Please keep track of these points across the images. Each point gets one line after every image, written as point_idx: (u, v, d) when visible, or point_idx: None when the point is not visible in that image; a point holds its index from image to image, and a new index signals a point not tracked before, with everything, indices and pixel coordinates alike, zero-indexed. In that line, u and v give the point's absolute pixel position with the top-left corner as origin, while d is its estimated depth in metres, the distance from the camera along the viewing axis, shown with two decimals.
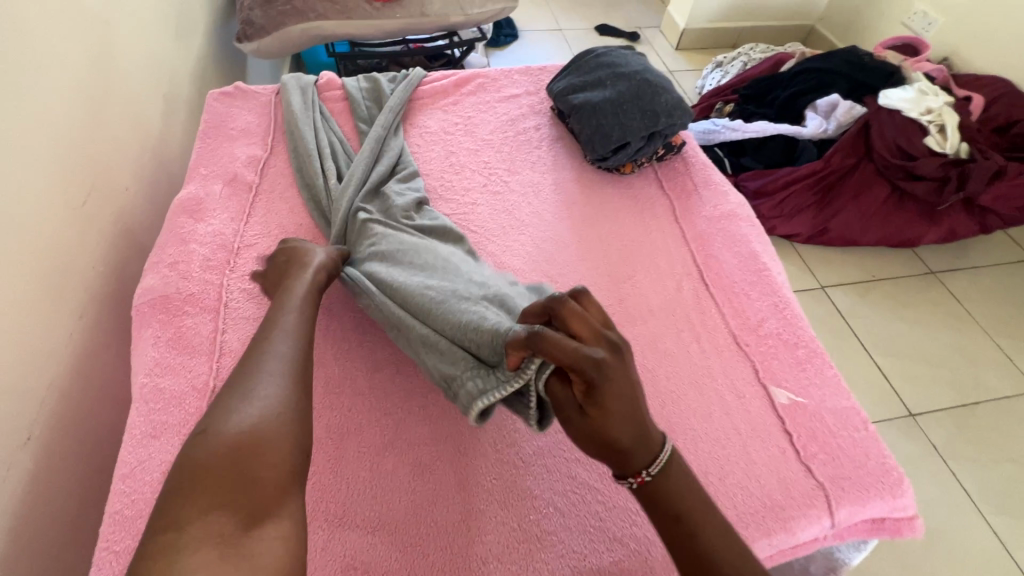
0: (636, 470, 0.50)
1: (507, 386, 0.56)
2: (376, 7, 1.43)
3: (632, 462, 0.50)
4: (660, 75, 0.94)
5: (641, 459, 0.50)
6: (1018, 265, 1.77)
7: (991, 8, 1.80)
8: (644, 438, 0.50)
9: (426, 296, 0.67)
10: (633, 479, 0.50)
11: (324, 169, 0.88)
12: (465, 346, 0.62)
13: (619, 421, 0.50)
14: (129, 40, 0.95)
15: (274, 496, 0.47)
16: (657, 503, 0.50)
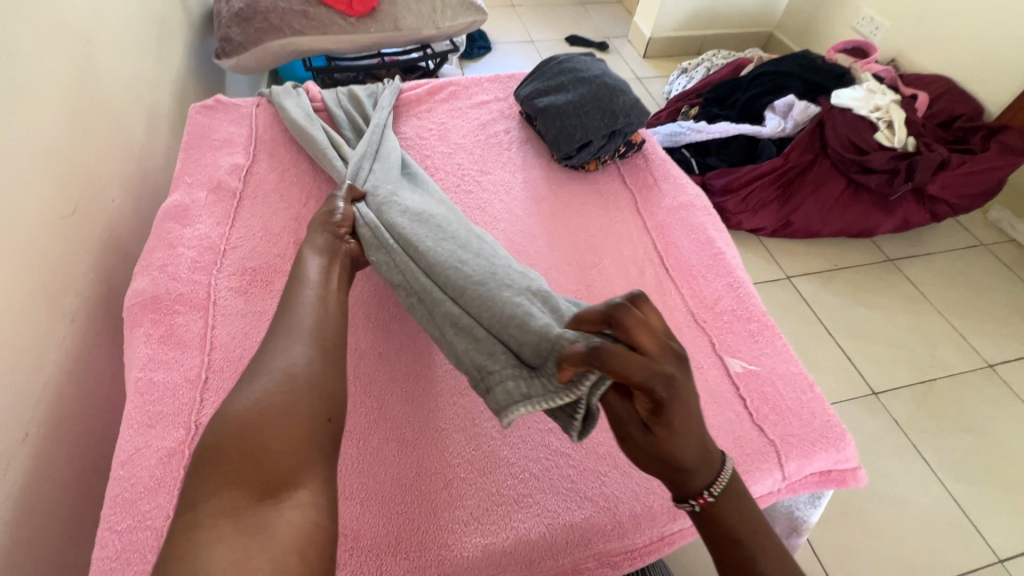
0: (695, 491, 0.51)
1: (555, 398, 0.56)
2: (351, 22, 1.49)
3: (693, 483, 0.51)
4: (619, 78, 1.01)
5: (701, 481, 0.51)
6: (968, 250, 1.88)
7: (930, 11, 1.94)
8: (703, 460, 0.51)
9: (460, 285, 0.70)
10: (697, 500, 0.50)
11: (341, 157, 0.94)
12: (506, 344, 0.64)
13: (684, 441, 0.50)
14: (112, 58, 0.99)
15: (287, 470, 0.51)
16: (717, 526, 0.50)
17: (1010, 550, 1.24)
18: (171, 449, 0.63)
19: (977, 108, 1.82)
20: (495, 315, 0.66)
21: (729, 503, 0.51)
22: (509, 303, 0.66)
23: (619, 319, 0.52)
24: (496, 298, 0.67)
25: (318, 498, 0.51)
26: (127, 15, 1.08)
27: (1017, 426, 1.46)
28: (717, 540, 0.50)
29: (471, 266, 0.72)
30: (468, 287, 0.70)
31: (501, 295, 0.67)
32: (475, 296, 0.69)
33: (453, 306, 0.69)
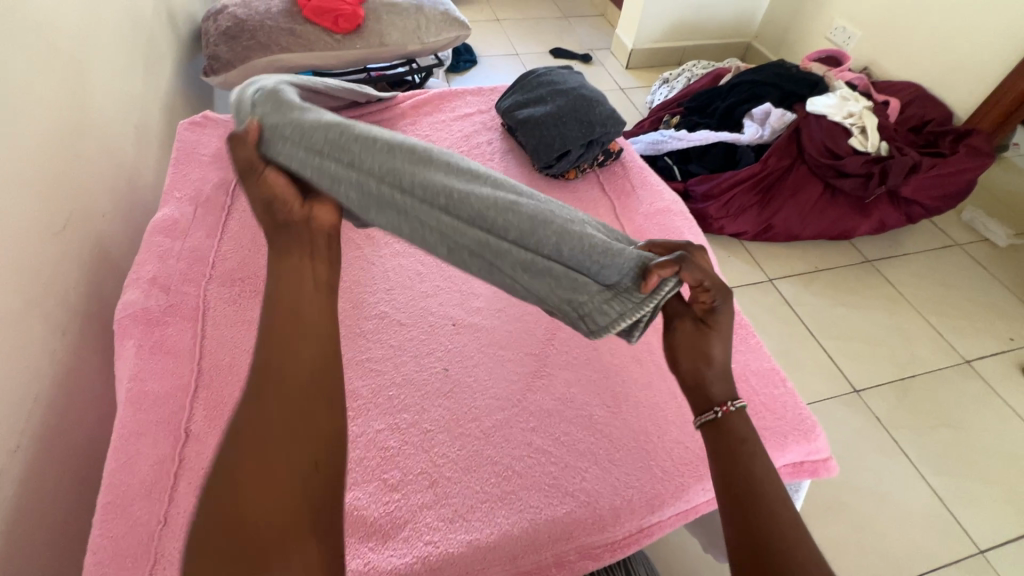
0: (714, 403, 0.57)
1: (641, 306, 0.59)
2: (337, 39, 1.52)
3: (713, 397, 0.58)
4: (595, 89, 1.05)
5: (721, 394, 0.58)
6: (944, 250, 1.94)
7: (898, 21, 2.01)
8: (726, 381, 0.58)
9: (519, 215, 0.58)
10: (722, 407, 0.56)
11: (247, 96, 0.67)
12: (585, 271, 0.59)
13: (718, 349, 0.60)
14: (101, 77, 1.01)
15: (280, 536, 0.47)
16: (726, 440, 0.56)
17: (990, 541, 1.27)
18: (163, 456, 0.64)
19: (946, 114, 1.89)
20: (559, 241, 0.58)
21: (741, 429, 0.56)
22: (560, 227, 0.58)
23: (689, 251, 0.62)
24: (546, 220, 0.58)
25: (316, 563, 0.47)
26: (115, 35, 1.10)
27: (994, 419, 1.49)
28: (723, 473, 0.53)
29: (487, 180, 0.60)
30: (508, 212, 0.58)
31: (546, 214, 0.58)
32: (527, 220, 0.58)
33: (514, 244, 0.58)
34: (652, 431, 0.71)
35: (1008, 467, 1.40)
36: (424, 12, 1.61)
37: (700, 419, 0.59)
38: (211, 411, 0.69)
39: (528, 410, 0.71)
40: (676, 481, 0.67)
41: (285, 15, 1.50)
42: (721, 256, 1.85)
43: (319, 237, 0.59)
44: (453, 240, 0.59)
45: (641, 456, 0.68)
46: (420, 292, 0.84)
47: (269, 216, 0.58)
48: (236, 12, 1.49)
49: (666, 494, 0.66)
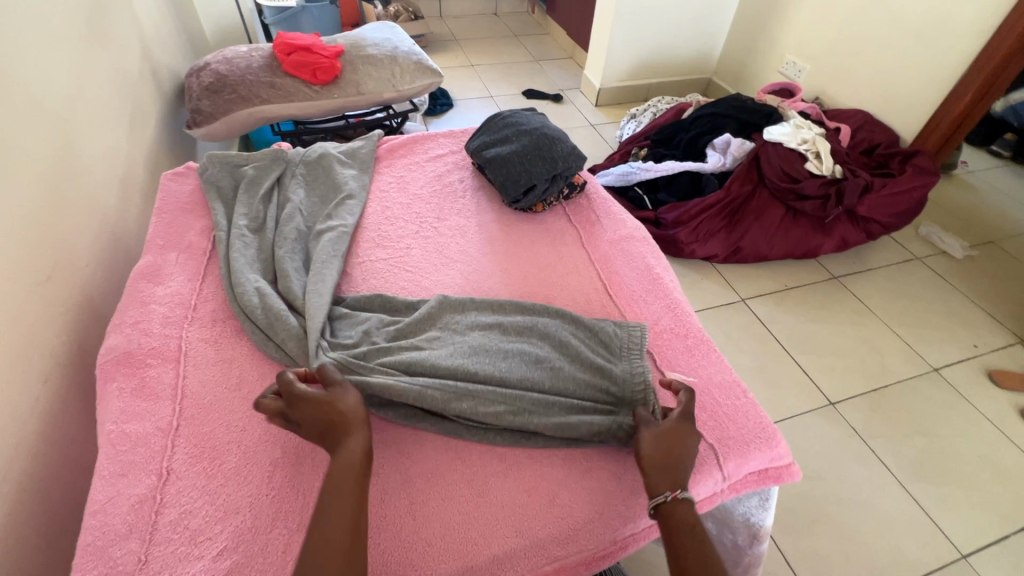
0: (665, 488, 0.62)
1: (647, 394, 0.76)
2: (315, 90, 1.60)
3: (669, 483, 0.63)
4: (556, 129, 1.13)
5: (672, 482, 0.63)
6: (905, 264, 2.03)
7: (840, 55, 2.17)
8: (683, 477, 0.64)
9: (541, 371, 0.77)
10: (672, 493, 0.62)
11: (285, 314, 0.83)
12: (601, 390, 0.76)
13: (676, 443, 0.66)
14: (87, 135, 1.06)
15: None
16: (671, 525, 0.60)
17: (971, 545, 1.29)
18: (143, 496, 0.65)
19: (893, 137, 2.02)
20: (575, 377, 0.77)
21: (687, 519, 0.60)
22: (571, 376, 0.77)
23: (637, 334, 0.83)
24: (560, 370, 0.77)
25: None
26: (102, 95, 1.16)
27: (967, 425, 1.53)
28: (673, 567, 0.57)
29: (511, 344, 0.80)
30: (533, 372, 0.76)
31: (557, 364, 0.78)
32: (554, 373, 0.77)
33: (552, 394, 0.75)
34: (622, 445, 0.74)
35: (984, 471, 1.43)
36: (398, 61, 1.71)
37: (654, 501, 0.62)
38: (190, 449, 0.70)
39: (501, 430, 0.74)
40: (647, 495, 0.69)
41: (265, 69, 1.58)
42: (695, 280, 1.91)
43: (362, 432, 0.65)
44: (516, 406, 0.72)
45: (612, 471, 0.71)
46: None
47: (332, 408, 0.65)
48: (217, 68, 1.56)
49: (637, 507, 0.69)
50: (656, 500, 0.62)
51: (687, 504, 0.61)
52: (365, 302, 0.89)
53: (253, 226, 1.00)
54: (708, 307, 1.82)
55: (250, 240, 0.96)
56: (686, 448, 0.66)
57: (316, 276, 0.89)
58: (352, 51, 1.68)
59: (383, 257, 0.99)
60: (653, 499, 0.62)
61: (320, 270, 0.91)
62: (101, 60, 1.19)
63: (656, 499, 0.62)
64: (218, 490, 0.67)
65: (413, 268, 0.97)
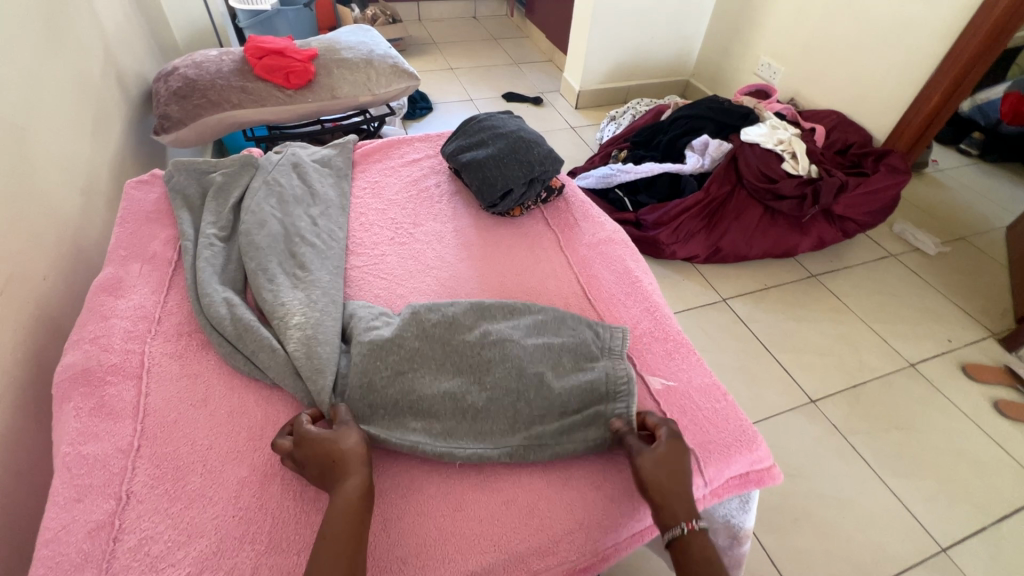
0: (679, 519, 0.61)
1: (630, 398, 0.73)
2: (289, 94, 1.57)
3: (682, 512, 0.62)
4: (533, 131, 1.13)
5: (684, 512, 0.62)
6: (881, 261, 2.06)
7: (813, 57, 2.21)
8: (691, 502, 0.63)
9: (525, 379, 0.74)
10: (690, 524, 0.60)
11: (260, 332, 0.79)
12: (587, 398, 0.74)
13: (679, 473, 0.65)
14: (45, 142, 1.02)
15: None
16: (686, 556, 0.59)
17: (950, 538, 1.31)
18: (101, 522, 0.62)
19: (865, 137, 2.05)
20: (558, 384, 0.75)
21: (702, 550, 0.59)
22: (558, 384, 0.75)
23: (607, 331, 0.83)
24: (549, 377, 0.75)
25: None
26: (61, 100, 1.11)
27: (943, 419, 1.55)
28: None
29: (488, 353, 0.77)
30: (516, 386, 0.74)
31: (545, 372, 0.75)
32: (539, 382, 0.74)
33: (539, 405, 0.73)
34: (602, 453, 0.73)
35: (961, 464, 1.45)
36: (373, 65, 1.69)
37: (667, 532, 0.61)
38: (153, 470, 0.67)
39: None
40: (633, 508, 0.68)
41: (236, 73, 1.55)
42: (676, 280, 1.92)
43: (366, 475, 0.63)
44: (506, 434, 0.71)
45: (593, 481, 0.70)
46: None
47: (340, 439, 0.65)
48: (185, 72, 1.52)
49: (618, 516, 0.67)
50: (670, 533, 0.61)
51: (700, 531, 0.61)
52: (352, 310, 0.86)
53: (219, 237, 0.95)
54: (689, 308, 1.82)
55: (216, 253, 0.92)
56: (679, 466, 0.65)
57: (320, 296, 0.85)
58: (326, 54, 1.65)
59: (358, 264, 0.96)
60: (667, 531, 0.61)
61: (325, 288, 0.87)
62: (60, 64, 1.14)
63: (668, 532, 0.61)
64: (182, 512, 0.63)
65: (389, 275, 0.95)
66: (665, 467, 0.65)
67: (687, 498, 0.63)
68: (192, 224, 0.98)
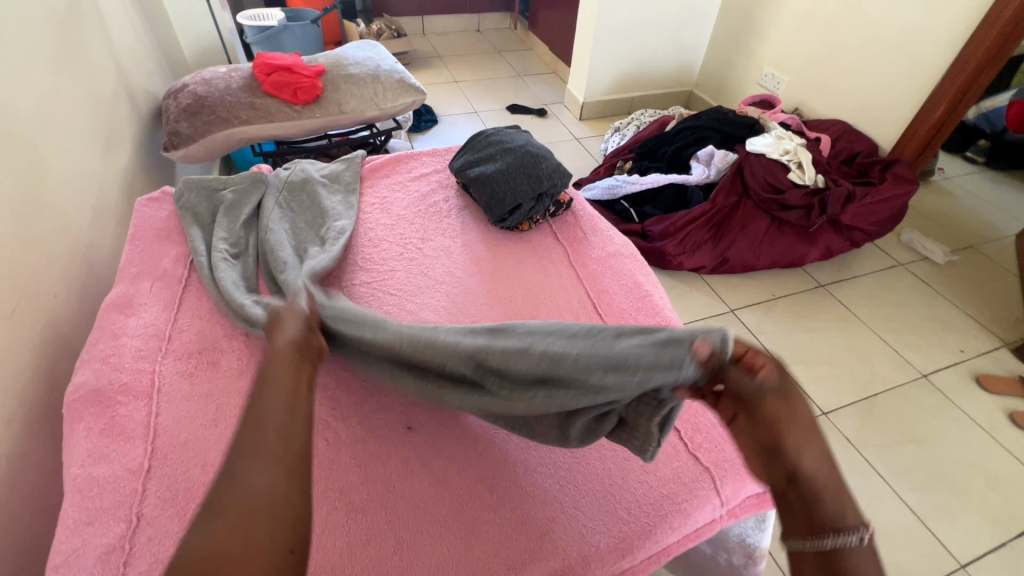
0: (855, 524, 0.52)
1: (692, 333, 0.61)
2: (296, 109, 1.59)
3: (852, 516, 0.52)
4: (540, 146, 1.14)
5: (855, 517, 0.52)
6: (890, 270, 2.05)
7: (817, 66, 2.21)
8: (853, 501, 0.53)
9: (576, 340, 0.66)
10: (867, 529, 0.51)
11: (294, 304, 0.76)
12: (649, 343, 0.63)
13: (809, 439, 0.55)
14: (57, 160, 1.03)
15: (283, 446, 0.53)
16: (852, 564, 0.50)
17: (969, 554, 1.28)
18: (111, 545, 0.61)
19: (871, 146, 2.05)
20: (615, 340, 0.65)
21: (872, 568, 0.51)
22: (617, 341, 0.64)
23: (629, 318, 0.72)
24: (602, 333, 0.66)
25: None
26: (73, 118, 1.13)
27: (958, 431, 1.53)
28: None
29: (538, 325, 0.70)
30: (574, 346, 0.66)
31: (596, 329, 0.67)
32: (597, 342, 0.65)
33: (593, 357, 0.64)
34: (615, 472, 0.72)
35: (978, 477, 1.43)
36: (380, 79, 1.70)
37: (836, 541, 0.51)
38: (163, 492, 0.66)
39: (492, 461, 0.72)
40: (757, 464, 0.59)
41: (244, 89, 1.56)
42: (683, 291, 1.91)
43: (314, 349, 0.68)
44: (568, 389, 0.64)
45: (606, 499, 0.69)
46: None
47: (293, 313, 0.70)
48: (194, 89, 1.54)
49: (634, 537, 0.66)
50: (842, 540, 0.51)
51: (873, 547, 0.51)
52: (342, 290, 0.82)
53: (233, 253, 0.96)
54: (697, 319, 1.81)
55: (232, 269, 0.92)
56: (802, 407, 0.56)
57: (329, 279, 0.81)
58: (334, 70, 1.67)
59: (367, 281, 0.96)
60: (837, 537, 0.51)
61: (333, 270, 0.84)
62: (73, 82, 1.16)
63: (839, 538, 0.51)
64: None
65: (398, 290, 0.95)
66: (790, 409, 0.56)
67: (833, 476, 0.55)
68: (206, 240, 0.99)
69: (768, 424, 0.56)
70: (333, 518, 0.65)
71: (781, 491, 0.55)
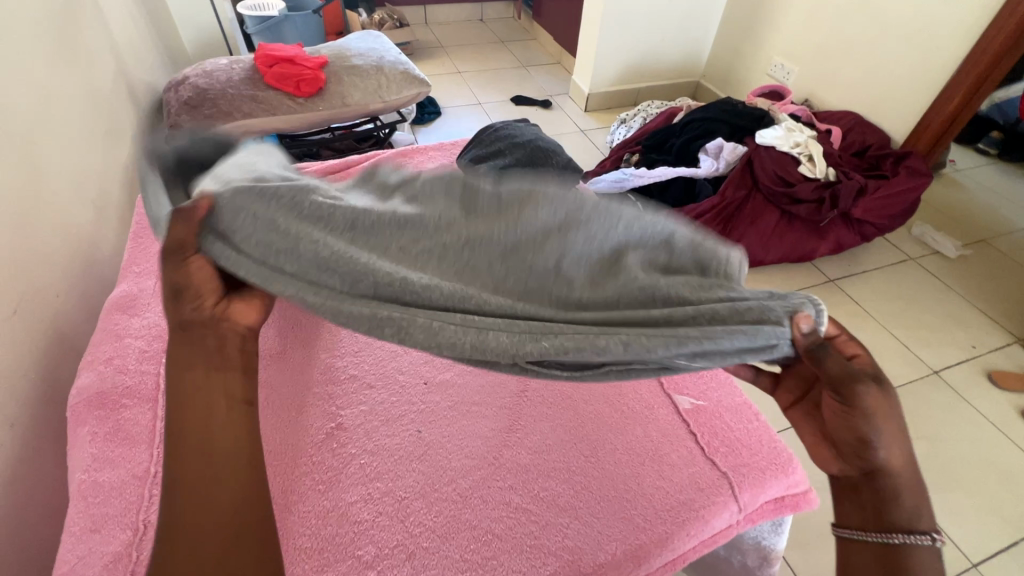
0: (929, 528, 0.52)
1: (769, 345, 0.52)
2: (299, 102, 1.55)
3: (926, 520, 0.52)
4: (550, 140, 1.11)
5: (928, 522, 0.52)
6: (900, 265, 2.02)
7: (828, 56, 2.16)
8: (927, 504, 0.53)
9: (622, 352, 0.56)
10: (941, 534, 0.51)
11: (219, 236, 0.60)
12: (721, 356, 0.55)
13: (895, 438, 0.53)
14: (56, 155, 1.01)
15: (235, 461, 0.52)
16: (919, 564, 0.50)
17: (981, 554, 1.27)
18: (118, 553, 0.60)
19: (883, 139, 2.01)
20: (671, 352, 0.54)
21: (938, 568, 0.51)
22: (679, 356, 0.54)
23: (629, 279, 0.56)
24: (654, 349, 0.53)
25: None
26: (72, 113, 1.10)
27: (970, 429, 1.51)
28: None
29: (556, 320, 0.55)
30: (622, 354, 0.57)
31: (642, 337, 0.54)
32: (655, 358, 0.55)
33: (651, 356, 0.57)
34: (630, 479, 0.70)
35: (990, 475, 1.41)
36: (384, 71, 1.67)
37: (905, 539, 0.51)
38: None
39: (504, 467, 0.71)
40: (823, 454, 0.57)
41: (246, 82, 1.54)
42: None
43: (229, 347, 0.56)
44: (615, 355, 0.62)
45: (622, 507, 0.67)
46: (389, 351, 0.83)
47: (174, 310, 0.55)
48: (195, 82, 1.51)
49: (651, 545, 0.65)
50: (913, 539, 0.51)
51: (941, 553, 0.51)
52: (249, 248, 0.57)
53: None
54: None
55: None
56: (895, 397, 0.53)
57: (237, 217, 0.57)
58: (336, 63, 1.65)
59: None
60: (907, 536, 0.51)
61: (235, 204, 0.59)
62: (72, 77, 1.14)
63: (910, 538, 0.51)
64: None
65: None
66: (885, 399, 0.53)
67: (913, 472, 0.54)
68: None
69: (863, 416, 0.52)
70: (343, 525, 0.64)
71: (849, 476, 0.55)
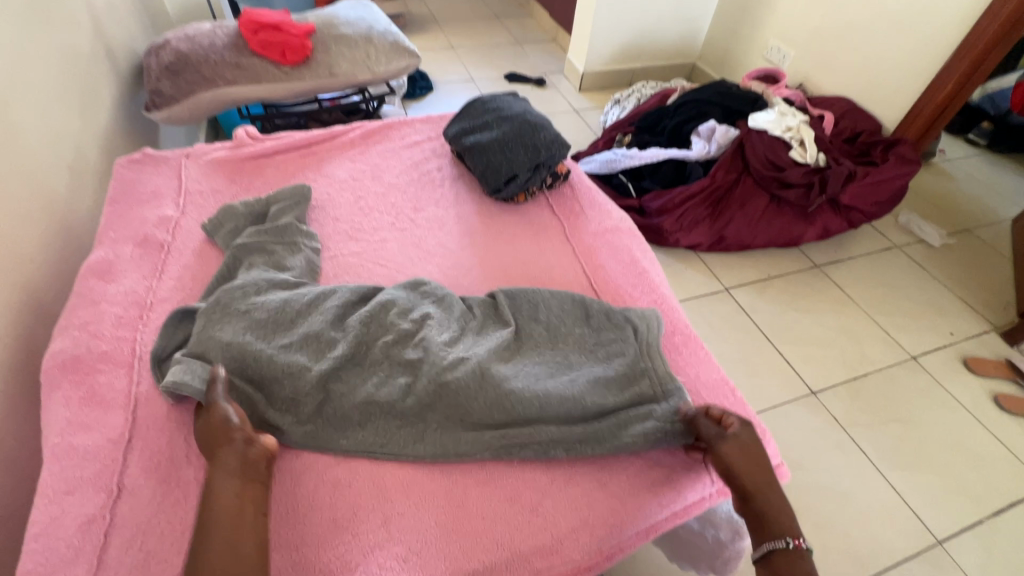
0: (785, 533, 0.59)
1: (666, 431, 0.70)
2: (286, 71, 1.53)
3: (787, 528, 0.59)
4: (538, 115, 1.10)
5: (790, 527, 0.60)
6: (886, 252, 2.04)
7: (824, 40, 2.15)
8: (794, 517, 0.61)
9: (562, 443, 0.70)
10: (796, 538, 0.58)
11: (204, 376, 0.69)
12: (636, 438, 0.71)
13: (743, 466, 0.64)
14: (30, 117, 0.98)
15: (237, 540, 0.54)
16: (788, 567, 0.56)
17: (946, 531, 1.31)
18: (92, 515, 0.60)
19: (875, 126, 2.01)
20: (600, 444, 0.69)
21: (809, 567, 0.56)
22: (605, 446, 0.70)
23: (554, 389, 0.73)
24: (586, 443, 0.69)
25: None
26: (47, 73, 1.07)
27: (943, 412, 1.55)
28: None
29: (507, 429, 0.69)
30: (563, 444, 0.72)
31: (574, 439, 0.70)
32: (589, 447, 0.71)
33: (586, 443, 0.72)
34: None
35: (957, 457, 1.45)
36: (373, 41, 1.63)
37: (768, 545, 0.59)
38: (146, 463, 0.65)
39: None
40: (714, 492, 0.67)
41: (229, 48, 1.48)
42: (678, 269, 1.88)
43: (258, 460, 0.61)
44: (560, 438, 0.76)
45: (597, 476, 0.69)
46: None
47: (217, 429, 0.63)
48: (177, 46, 1.46)
49: (622, 511, 0.67)
50: (777, 545, 0.58)
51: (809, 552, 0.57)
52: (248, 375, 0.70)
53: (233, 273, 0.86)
54: (691, 297, 1.79)
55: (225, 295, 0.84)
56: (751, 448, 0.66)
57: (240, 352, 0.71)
58: (323, 30, 1.59)
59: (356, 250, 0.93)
60: (771, 543, 0.59)
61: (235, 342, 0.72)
62: (46, 35, 1.10)
63: (771, 543, 0.59)
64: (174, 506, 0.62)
65: (389, 262, 0.92)
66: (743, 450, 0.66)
67: (774, 493, 0.63)
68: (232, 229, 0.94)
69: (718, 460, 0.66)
70: (319, 488, 0.65)
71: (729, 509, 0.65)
